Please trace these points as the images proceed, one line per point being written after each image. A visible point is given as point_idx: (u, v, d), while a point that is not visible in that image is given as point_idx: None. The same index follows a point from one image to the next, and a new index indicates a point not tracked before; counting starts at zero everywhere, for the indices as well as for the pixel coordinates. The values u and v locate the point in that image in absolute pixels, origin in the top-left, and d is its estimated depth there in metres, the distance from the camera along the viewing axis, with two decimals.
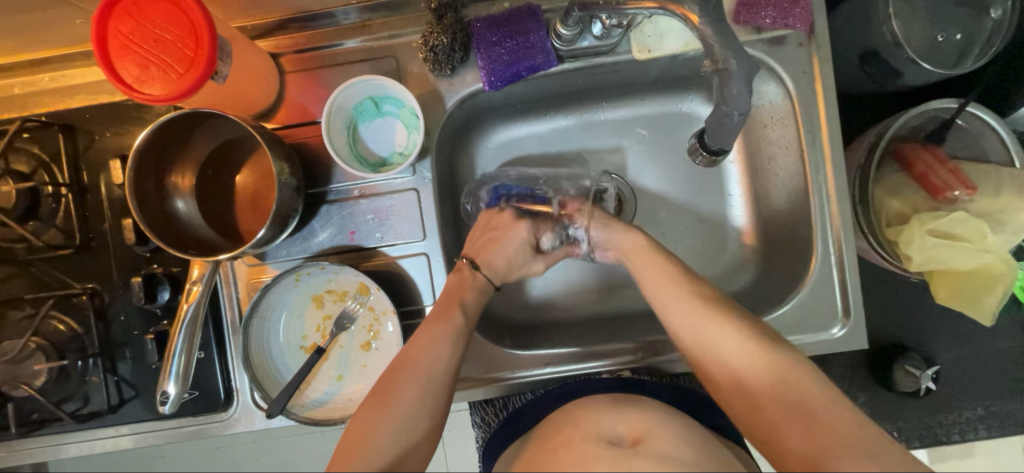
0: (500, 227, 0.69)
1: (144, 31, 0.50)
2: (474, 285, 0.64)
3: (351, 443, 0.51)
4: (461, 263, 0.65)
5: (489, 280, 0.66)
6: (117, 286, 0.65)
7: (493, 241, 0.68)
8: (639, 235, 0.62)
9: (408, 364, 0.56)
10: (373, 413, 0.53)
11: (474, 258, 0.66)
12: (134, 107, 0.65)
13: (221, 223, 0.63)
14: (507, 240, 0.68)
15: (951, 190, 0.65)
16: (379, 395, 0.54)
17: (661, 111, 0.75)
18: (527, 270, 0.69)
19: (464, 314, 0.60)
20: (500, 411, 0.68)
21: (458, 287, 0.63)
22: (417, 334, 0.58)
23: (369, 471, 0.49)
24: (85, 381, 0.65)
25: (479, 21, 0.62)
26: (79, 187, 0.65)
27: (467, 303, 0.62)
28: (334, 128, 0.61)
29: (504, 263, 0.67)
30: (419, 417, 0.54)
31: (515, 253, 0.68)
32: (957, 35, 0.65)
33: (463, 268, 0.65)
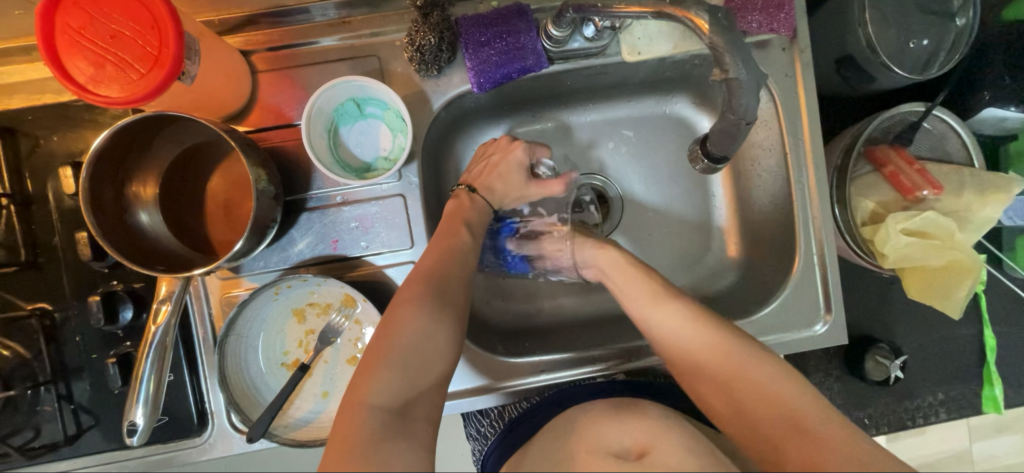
0: (497, 151, 0.66)
1: (98, 25, 0.45)
2: (476, 207, 0.64)
3: (373, 356, 0.49)
4: (461, 189, 0.65)
5: (486, 199, 0.66)
6: (71, 306, 0.59)
7: (492, 166, 0.66)
8: (609, 248, 0.62)
9: (422, 278, 0.54)
10: (390, 326, 0.50)
11: (472, 183, 0.66)
12: (86, 109, 0.59)
13: (190, 234, 0.59)
14: (503, 162, 0.66)
15: (920, 189, 0.68)
16: (395, 309, 0.52)
17: (646, 112, 0.75)
18: (523, 192, 0.68)
19: (472, 238, 0.60)
20: (496, 420, 0.67)
21: (460, 210, 0.63)
22: (426, 255, 0.57)
23: (395, 380, 0.48)
24: (35, 411, 0.59)
25: (466, 20, 0.60)
26: (22, 197, 0.58)
27: (470, 222, 0.62)
28: (315, 132, 0.58)
29: (502, 187, 0.66)
30: (439, 330, 0.52)
31: (513, 175, 0.66)
32: (924, 41, 0.68)
33: (462, 194, 0.65)
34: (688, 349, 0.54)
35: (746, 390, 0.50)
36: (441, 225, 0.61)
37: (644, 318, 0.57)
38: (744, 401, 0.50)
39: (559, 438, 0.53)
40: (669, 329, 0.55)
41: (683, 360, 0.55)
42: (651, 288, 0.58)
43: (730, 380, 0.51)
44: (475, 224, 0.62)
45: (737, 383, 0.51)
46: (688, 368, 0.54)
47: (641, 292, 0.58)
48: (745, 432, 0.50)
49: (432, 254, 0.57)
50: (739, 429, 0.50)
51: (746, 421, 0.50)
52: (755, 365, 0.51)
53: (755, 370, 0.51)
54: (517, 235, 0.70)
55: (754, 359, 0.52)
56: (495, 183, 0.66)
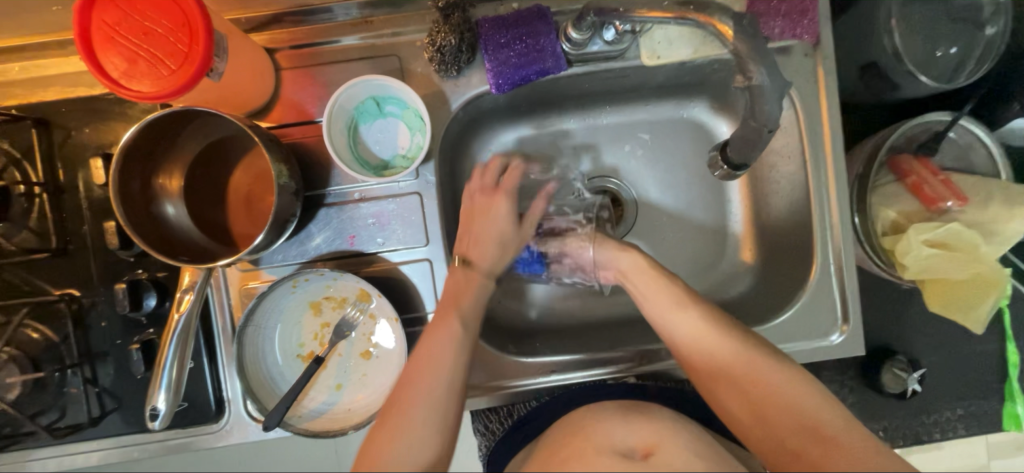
0: (482, 205, 0.63)
1: (132, 22, 0.46)
2: (470, 284, 0.59)
3: (416, 366, 0.53)
4: (455, 265, 0.61)
5: (485, 268, 0.61)
6: (98, 293, 0.62)
7: (479, 228, 0.62)
8: (634, 251, 0.60)
9: (424, 362, 0.53)
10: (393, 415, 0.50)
11: (467, 255, 0.61)
12: (117, 102, 0.61)
13: (212, 226, 0.60)
14: (492, 223, 0.62)
15: (943, 200, 0.67)
16: (400, 388, 0.52)
17: (663, 116, 0.75)
18: (519, 239, 0.64)
19: (462, 324, 0.56)
20: (505, 418, 0.67)
21: (455, 289, 0.58)
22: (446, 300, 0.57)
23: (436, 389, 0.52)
24: (62, 393, 0.61)
25: (486, 22, 0.61)
26: (55, 186, 0.60)
27: (463, 307, 0.57)
28: (336, 129, 0.59)
29: (496, 252, 0.62)
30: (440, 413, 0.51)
31: (502, 232, 0.62)
32: (953, 50, 0.67)
33: (457, 268, 0.60)
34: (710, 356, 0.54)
35: (769, 397, 0.51)
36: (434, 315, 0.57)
37: (666, 326, 0.56)
38: (767, 407, 0.51)
39: (560, 436, 0.54)
40: (691, 336, 0.55)
41: (704, 367, 0.54)
42: (676, 298, 0.56)
43: (752, 387, 0.52)
44: (468, 310, 0.58)
45: (759, 391, 0.52)
46: (710, 376, 0.54)
47: (662, 301, 0.56)
48: (766, 438, 0.50)
49: (432, 341, 0.54)
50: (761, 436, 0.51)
51: (768, 426, 0.50)
52: (777, 372, 0.52)
53: (777, 375, 0.52)
54: (539, 232, 0.67)
55: (774, 363, 0.53)
56: (489, 249, 0.61)
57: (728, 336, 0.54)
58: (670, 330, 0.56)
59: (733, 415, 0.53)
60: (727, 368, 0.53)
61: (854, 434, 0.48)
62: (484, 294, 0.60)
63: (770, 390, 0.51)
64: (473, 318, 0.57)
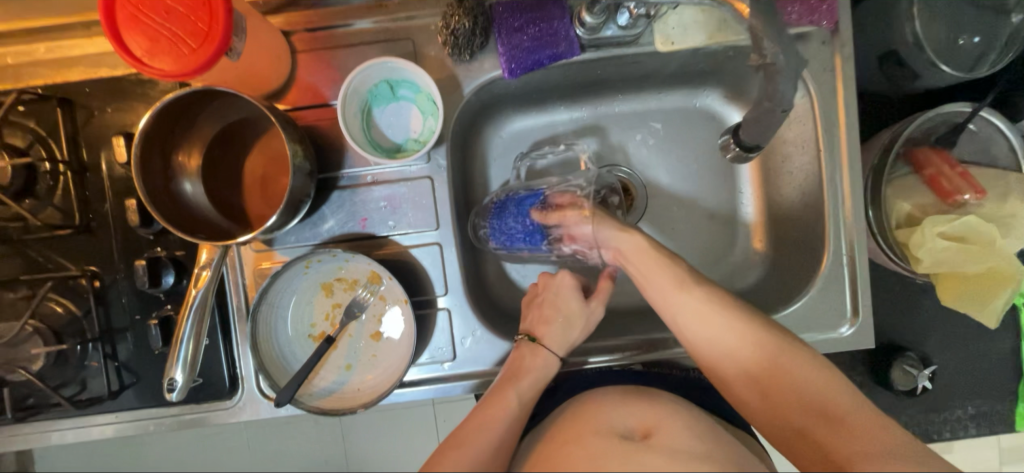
0: (544, 293, 0.65)
1: (154, 1, 0.47)
2: (535, 362, 0.59)
3: (514, 370, 0.59)
4: (522, 339, 0.62)
5: (553, 348, 0.61)
6: (118, 270, 0.63)
7: (545, 311, 0.63)
8: (634, 232, 0.59)
9: (480, 423, 0.53)
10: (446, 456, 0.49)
11: (533, 332, 0.62)
12: (138, 83, 0.62)
13: (228, 206, 0.61)
14: (556, 299, 0.64)
15: (961, 193, 0.66)
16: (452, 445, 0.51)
17: (675, 105, 0.74)
18: (586, 318, 0.63)
19: (518, 396, 0.56)
20: None
21: (516, 367, 0.59)
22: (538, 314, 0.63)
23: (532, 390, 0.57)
24: (83, 366, 0.63)
25: (501, 5, 0.61)
26: (78, 165, 0.62)
27: (522, 385, 0.57)
28: (350, 112, 0.59)
29: (564, 331, 0.62)
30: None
31: (568, 303, 0.63)
32: (976, 39, 0.65)
33: (523, 344, 0.61)
34: (718, 341, 0.55)
35: (776, 379, 0.53)
36: (493, 389, 0.57)
37: (671, 307, 0.56)
38: (772, 389, 0.53)
39: (563, 417, 0.54)
40: (698, 322, 0.55)
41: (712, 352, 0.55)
42: (682, 284, 0.56)
43: (758, 371, 0.53)
44: (526, 388, 0.57)
45: (767, 374, 0.53)
46: (718, 360, 0.55)
47: (666, 285, 0.57)
48: (773, 418, 0.53)
49: (494, 408, 0.54)
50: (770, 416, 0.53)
51: (777, 407, 0.53)
52: (787, 357, 0.53)
53: (785, 356, 0.53)
54: (539, 207, 0.65)
55: (782, 347, 0.53)
56: (555, 328, 0.62)
57: (732, 321, 0.55)
58: (678, 317, 0.56)
59: (740, 396, 0.55)
60: (735, 353, 0.54)
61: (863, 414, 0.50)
62: (546, 373, 0.60)
63: (780, 376, 0.53)
64: (531, 393, 0.57)
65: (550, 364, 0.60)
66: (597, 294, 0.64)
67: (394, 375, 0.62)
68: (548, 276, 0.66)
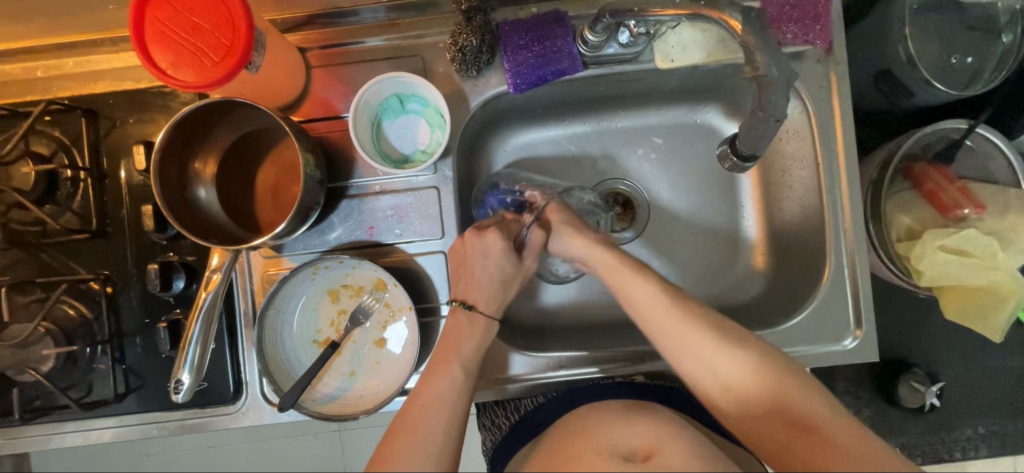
0: (468, 257, 0.63)
1: (182, 17, 0.50)
2: (473, 330, 0.61)
3: (447, 343, 0.60)
4: (455, 307, 0.62)
5: (486, 312, 0.62)
6: (130, 274, 0.65)
7: (475, 276, 0.63)
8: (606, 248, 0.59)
9: (422, 404, 0.55)
10: (397, 441, 0.52)
11: (466, 298, 0.62)
12: (159, 95, 0.65)
13: (240, 213, 0.63)
14: (484, 265, 0.63)
15: (960, 208, 0.67)
16: (400, 431, 0.53)
17: (676, 121, 0.76)
18: (518, 274, 0.65)
19: (462, 367, 0.58)
20: (512, 413, 0.67)
21: (455, 335, 0.60)
22: (465, 277, 0.63)
23: (469, 359, 0.59)
24: (90, 369, 0.64)
25: (507, 24, 0.64)
26: (98, 172, 0.64)
27: (464, 350, 0.59)
28: (360, 123, 0.61)
29: (492, 291, 0.63)
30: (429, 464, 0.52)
31: (497, 266, 0.63)
32: (968, 58, 0.67)
33: (457, 311, 0.62)
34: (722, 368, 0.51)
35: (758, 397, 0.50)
36: (431, 362, 0.59)
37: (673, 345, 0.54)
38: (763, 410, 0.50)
39: (561, 436, 0.55)
40: (707, 355, 0.52)
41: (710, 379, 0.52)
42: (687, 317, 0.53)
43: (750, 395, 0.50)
44: (467, 353, 0.59)
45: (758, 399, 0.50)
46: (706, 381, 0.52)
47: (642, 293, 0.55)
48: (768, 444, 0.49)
49: (436, 380, 0.57)
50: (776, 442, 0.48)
51: (753, 424, 0.50)
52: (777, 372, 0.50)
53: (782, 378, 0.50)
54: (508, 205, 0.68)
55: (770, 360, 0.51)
56: (488, 292, 0.63)
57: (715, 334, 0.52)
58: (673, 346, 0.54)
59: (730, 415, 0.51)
60: (740, 387, 0.51)
61: (840, 426, 0.47)
62: (487, 335, 0.62)
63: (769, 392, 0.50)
64: (472, 358, 0.59)
65: (491, 327, 0.62)
66: (529, 249, 0.65)
67: (397, 381, 0.62)
68: (475, 235, 0.62)
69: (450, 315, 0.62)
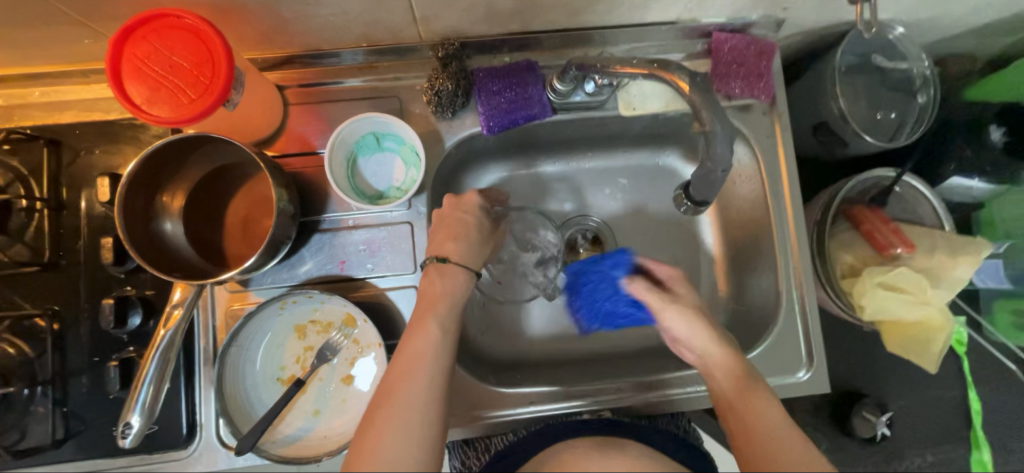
0: (449, 213, 0.63)
1: (160, 55, 0.51)
2: (448, 285, 0.59)
3: (426, 303, 0.57)
4: (432, 262, 0.60)
5: (462, 263, 0.61)
6: (81, 309, 0.62)
7: (450, 229, 0.62)
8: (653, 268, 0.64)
9: (402, 370, 0.52)
10: (378, 412, 0.49)
11: (440, 253, 0.61)
12: (129, 127, 0.65)
13: (207, 247, 0.62)
14: (466, 218, 0.63)
15: (893, 247, 0.72)
16: (381, 397, 0.50)
17: (640, 163, 0.81)
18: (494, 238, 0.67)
19: (440, 325, 0.56)
20: (483, 453, 0.68)
21: (432, 293, 0.58)
22: (439, 232, 0.62)
23: (448, 317, 0.57)
24: (27, 412, 0.60)
25: (481, 71, 0.67)
26: (57, 203, 0.62)
27: (440, 307, 0.57)
28: (336, 160, 0.63)
29: (468, 249, 0.62)
30: (414, 435, 0.48)
31: (479, 224, 0.64)
32: (892, 115, 0.75)
33: (432, 269, 0.60)
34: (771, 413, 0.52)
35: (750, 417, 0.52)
36: (410, 325, 0.56)
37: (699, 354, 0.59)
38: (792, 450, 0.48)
39: None
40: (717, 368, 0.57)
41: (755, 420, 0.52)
42: (736, 364, 0.57)
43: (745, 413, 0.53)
44: (443, 310, 0.57)
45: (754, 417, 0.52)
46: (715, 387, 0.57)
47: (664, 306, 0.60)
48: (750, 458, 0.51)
49: (414, 343, 0.54)
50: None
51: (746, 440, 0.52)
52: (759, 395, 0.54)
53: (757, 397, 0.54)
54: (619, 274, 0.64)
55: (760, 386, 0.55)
56: (463, 246, 0.62)
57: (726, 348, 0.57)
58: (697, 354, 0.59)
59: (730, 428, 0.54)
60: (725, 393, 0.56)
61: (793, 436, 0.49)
62: (464, 288, 0.60)
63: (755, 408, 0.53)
64: (450, 315, 0.57)
65: (470, 282, 0.61)
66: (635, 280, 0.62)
67: None
68: (453, 198, 0.65)
69: (425, 275, 0.60)
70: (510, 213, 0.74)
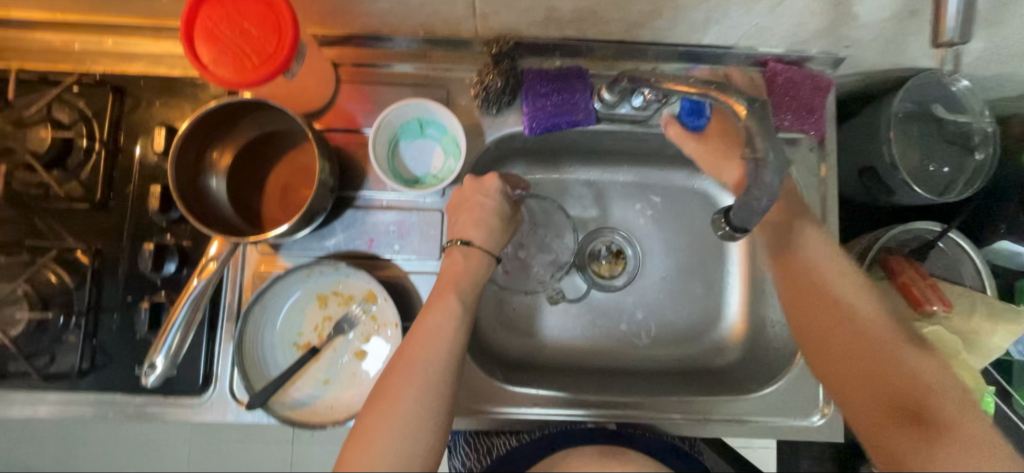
0: (471, 195, 0.65)
1: (231, 20, 0.53)
2: (470, 264, 0.62)
3: (448, 278, 0.60)
4: (455, 245, 0.63)
5: (484, 248, 0.63)
6: (122, 250, 0.65)
7: (473, 214, 0.64)
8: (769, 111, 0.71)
9: (423, 338, 0.54)
10: (394, 376, 0.52)
11: (462, 236, 0.63)
12: (190, 84, 0.68)
13: (246, 207, 0.64)
14: (486, 203, 0.64)
15: (930, 304, 0.69)
16: (400, 363, 0.53)
17: (675, 184, 0.81)
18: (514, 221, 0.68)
19: (460, 299, 0.58)
20: (485, 456, 0.67)
21: (453, 272, 0.61)
22: (459, 218, 0.64)
23: (467, 293, 0.59)
24: (58, 340, 0.63)
25: (530, 72, 0.68)
26: (114, 146, 0.66)
27: (462, 284, 0.60)
28: (380, 140, 0.64)
29: (486, 234, 0.63)
30: (432, 399, 0.51)
31: (501, 206, 0.65)
32: (944, 168, 0.72)
33: (454, 250, 0.63)
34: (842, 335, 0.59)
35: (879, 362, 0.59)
36: (429, 298, 0.59)
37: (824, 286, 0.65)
38: (852, 354, 0.60)
39: None
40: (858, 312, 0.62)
41: (845, 331, 0.62)
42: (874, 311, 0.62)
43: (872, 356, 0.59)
44: (466, 286, 0.60)
45: (902, 365, 0.58)
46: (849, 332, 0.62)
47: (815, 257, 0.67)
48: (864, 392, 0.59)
49: (433, 313, 0.56)
50: (855, 394, 0.59)
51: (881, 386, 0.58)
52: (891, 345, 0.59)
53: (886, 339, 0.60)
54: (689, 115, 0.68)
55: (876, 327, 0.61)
56: (484, 231, 0.63)
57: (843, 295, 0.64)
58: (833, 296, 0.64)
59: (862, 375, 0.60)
60: (868, 334, 0.61)
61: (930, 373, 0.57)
62: (482, 269, 0.63)
63: (893, 352, 0.59)
64: (471, 291, 0.59)
65: (486, 262, 0.63)
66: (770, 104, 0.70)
67: None
68: (474, 179, 0.65)
69: (448, 256, 0.63)
70: (529, 199, 0.76)
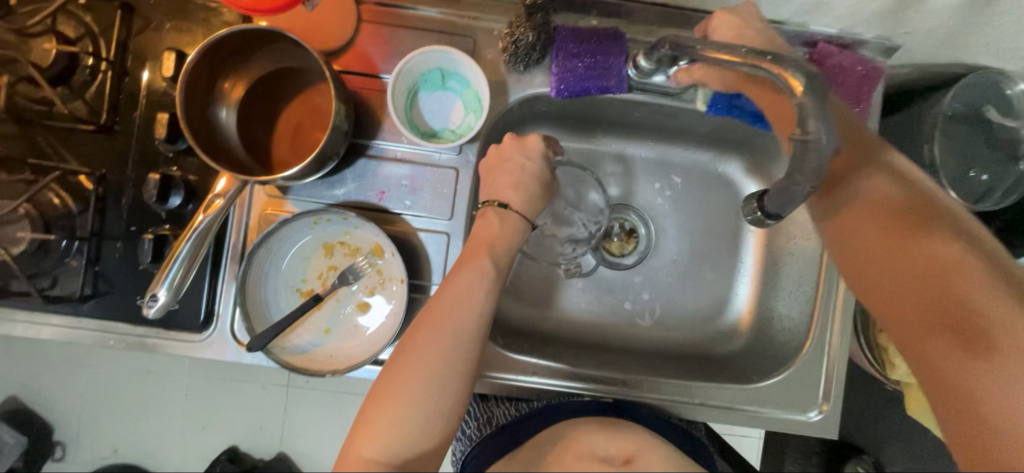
0: (510, 155, 0.63)
1: None
2: (505, 227, 0.60)
3: (482, 240, 0.58)
4: (489, 205, 0.61)
5: (520, 212, 0.61)
6: (127, 178, 0.63)
7: (511, 176, 0.62)
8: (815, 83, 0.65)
9: (453, 298, 0.53)
10: (420, 334, 0.51)
11: (500, 198, 0.61)
12: (202, 8, 0.64)
13: (254, 144, 0.62)
14: (525, 165, 0.62)
15: None
16: (428, 320, 0.52)
17: (699, 165, 0.78)
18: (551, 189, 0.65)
19: (493, 263, 0.56)
20: (484, 425, 0.65)
21: (488, 234, 0.58)
22: (500, 178, 0.62)
23: (501, 258, 0.57)
24: (60, 263, 0.61)
25: (564, 29, 0.64)
26: (121, 68, 0.63)
27: (496, 249, 0.58)
28: (399, 87, 0.61)
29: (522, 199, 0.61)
30: (459, 359, 0.51)
31: (541, 171, 0.63)
32: (983, 176, 0.69)
33: (489, 211, 0.61)
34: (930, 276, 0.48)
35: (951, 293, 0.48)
36: (461, 258, 0.57)
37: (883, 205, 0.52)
38: (911, 288, 0.50)
39: (540, 453, 0.54)
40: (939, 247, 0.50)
41: (915, 259, 0.50)
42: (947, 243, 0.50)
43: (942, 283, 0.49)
44: (500, 250, 0.58)
45: (965, 295, 0.48)
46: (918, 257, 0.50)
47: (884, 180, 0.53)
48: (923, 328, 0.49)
49: (466, 274, 0.55)
50: (916, 336, 0.49)
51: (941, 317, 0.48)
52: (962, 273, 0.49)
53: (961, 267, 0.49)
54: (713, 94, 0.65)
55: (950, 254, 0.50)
56: (524, 195, 0.61)
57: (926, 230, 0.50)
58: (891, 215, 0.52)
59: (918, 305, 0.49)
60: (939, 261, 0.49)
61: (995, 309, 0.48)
62: (517, 234, 0.60)
63: (964, 282, 0.48)
64: (505, 256, 0.58)
65: (522, 227, 0.61)
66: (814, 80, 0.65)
67: (373, 349, 0.62)
68: (514, 138, 0.63)
69: (482, 217, 0.61)
70: (560, 166, 0.73)
